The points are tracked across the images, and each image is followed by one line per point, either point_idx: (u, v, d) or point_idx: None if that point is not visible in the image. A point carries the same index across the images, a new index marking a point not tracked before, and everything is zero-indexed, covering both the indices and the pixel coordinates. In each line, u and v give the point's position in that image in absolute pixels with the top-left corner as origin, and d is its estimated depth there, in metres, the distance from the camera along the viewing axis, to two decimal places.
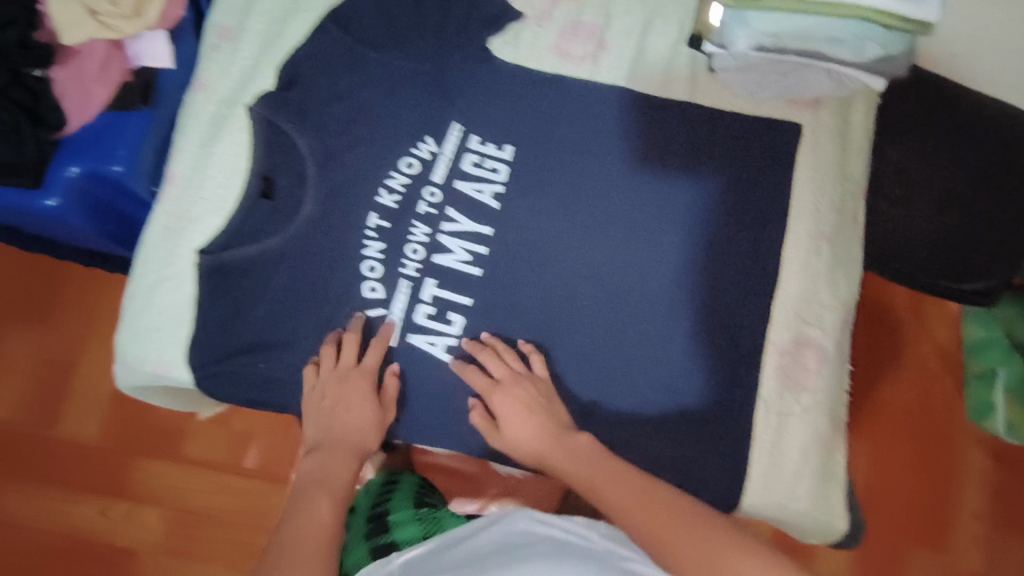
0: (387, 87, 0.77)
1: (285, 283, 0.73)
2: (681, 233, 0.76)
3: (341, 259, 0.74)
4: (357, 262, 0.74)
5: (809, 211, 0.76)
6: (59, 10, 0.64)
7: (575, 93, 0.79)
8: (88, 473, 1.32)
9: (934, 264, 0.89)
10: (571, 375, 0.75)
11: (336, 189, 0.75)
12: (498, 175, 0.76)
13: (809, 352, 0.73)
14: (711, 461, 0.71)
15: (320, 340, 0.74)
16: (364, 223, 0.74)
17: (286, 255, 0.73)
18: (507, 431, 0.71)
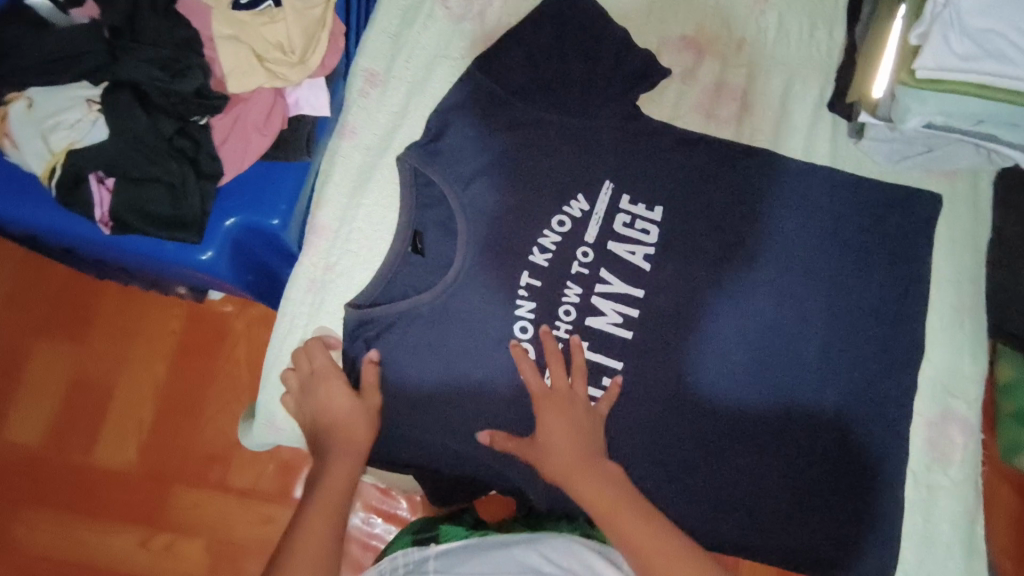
0: (539, 141, 0.75)
1: (437, 342, 0.70)
2: (829, 301, 0.75)
3: (492, 318, 0.71)
4: (510, 322, 0.71)
5: (948, 283, 0.79)
6: (231, 56, 0.66)
7: (724, 152, 0.78)
8: (123, 502, 1.12)
9: None
10: (720, 445, 0.72)
11: (486, 246, 0.72)
12: (649, 236, 0.75)
13: (954, 425, 0.76)
14: (859, 527, 0.72)
15: (469, 402, 0.71)
16: (518, 281, 0.72)
17: (440, 312, 0.70)
18: (543, 448, 0.68)
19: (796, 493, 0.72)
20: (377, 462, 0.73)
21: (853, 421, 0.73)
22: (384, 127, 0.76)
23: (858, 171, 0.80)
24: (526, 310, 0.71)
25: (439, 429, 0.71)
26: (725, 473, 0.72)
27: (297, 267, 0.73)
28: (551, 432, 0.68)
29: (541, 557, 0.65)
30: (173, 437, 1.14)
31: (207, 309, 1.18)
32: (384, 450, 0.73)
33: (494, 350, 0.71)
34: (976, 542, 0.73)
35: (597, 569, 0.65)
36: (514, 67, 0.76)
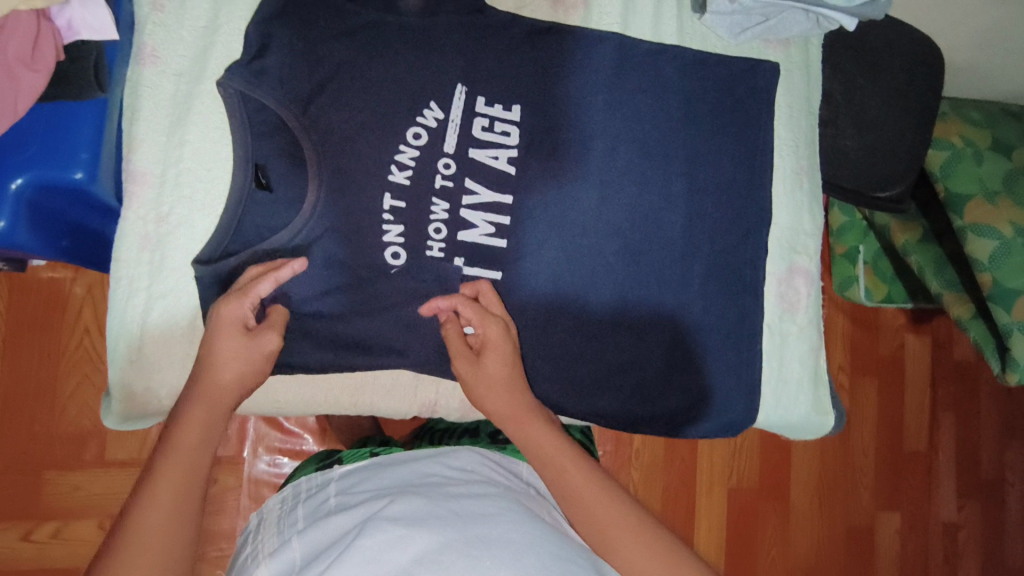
0: (380, 47, 0.68)
1: (306, 281, 0.66)
2: (686, 180, 0.78)
3: (361, 245, 0.67)
4: (378, 250, 0.67)
5: (790, 148, 0.83)
6: None
7: (575, 40, 0.76)
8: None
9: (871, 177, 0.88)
10: (602, 333, 0.75)
11: (340, 170, 0.66)
12: (510, 138, 0.72)
13: (799, 278, 0.82)
14: (731, 384, 0.78)
15: (352, 334, 0.68)
16: (382, 204, 0.67)
17: (307, 249, 0.66)
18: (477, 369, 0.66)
19: (679, 367, 0.77)
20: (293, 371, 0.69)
21: (719, 292, 0.78)
22: (192, 46, 0.65)
23: (703, 47, 0.81)
24: (394, 235, 0.68)
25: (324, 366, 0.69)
26: (609, 359, 0.75)
27: (121, 224, 0.63)
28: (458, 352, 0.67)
29: (437, 464, 0.67)
30: (27, 423, 1.01)
31: (32, 278, 1.03)
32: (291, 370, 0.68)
33: (367, 280, 0.68)
34: (823, 374, 0.83)
35: (495, 474, 0.68)
36: None
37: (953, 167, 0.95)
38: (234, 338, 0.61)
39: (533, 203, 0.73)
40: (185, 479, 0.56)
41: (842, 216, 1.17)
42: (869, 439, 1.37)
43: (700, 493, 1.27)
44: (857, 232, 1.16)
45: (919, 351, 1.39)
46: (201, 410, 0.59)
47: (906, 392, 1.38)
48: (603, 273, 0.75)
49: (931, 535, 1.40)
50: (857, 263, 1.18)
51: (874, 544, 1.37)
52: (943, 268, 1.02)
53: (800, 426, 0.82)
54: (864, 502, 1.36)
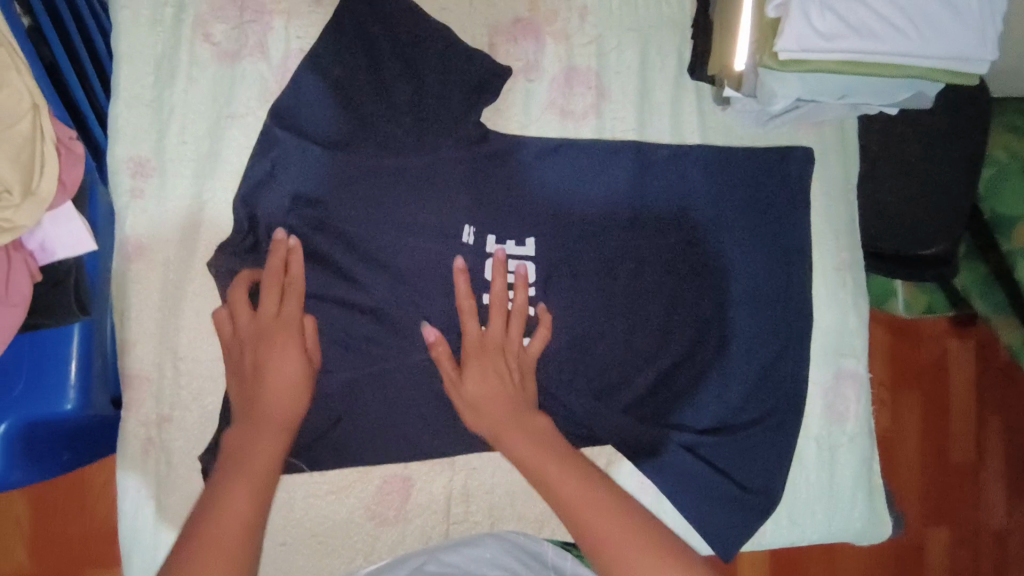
0: (379, 201, 0.63)
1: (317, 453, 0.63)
2: (718, 293, 0.72)
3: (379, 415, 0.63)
4: (396, 416, 0.63)
5: (831, 241, 0.76)
6: None
7: (587, 154, 0.70)
8: None
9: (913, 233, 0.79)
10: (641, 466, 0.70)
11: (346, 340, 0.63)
12: (527, 275, 0.67)
13: (848, 382, 0.76)
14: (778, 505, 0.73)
15: (376, 495, 0.66)
16: (399, 373, 0.63)
17: (321, 428, 0.62)
18: (467, 388, 0.61)
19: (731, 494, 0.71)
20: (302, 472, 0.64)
21: (761, 415, 0.72)
22: (179, 226, 0.61)
23: (728, 140, 0.74)
24: (410, 398, 0.63)
25: (348, 534, 0.66)
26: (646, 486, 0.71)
27: (122, 428, 0.60)
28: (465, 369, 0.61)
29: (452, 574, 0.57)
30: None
31: None
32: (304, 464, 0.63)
33: (384, 451, 0.64)
34: (875, 482, 0.77)
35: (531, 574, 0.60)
36: (325, 115, 0.63)
37: (1000, 186, 0.86)
38: (288, 353, 0.57)
39: (557, 340, 0.68)
40: (252, 510, 0.51)
41: None
42: (913, 455, 1.20)
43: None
44: None
45: (967, 359, 1.22)
46: (268, 433, 0.55)
47: (952, 403, 1.21)
48: (638, 404, 0.70)
49: (984, 552, 1.21)
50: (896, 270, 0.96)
51: (924, 558, 1.20)
52: (993, 288, 0.90)
53: (855, 538, 0.76)
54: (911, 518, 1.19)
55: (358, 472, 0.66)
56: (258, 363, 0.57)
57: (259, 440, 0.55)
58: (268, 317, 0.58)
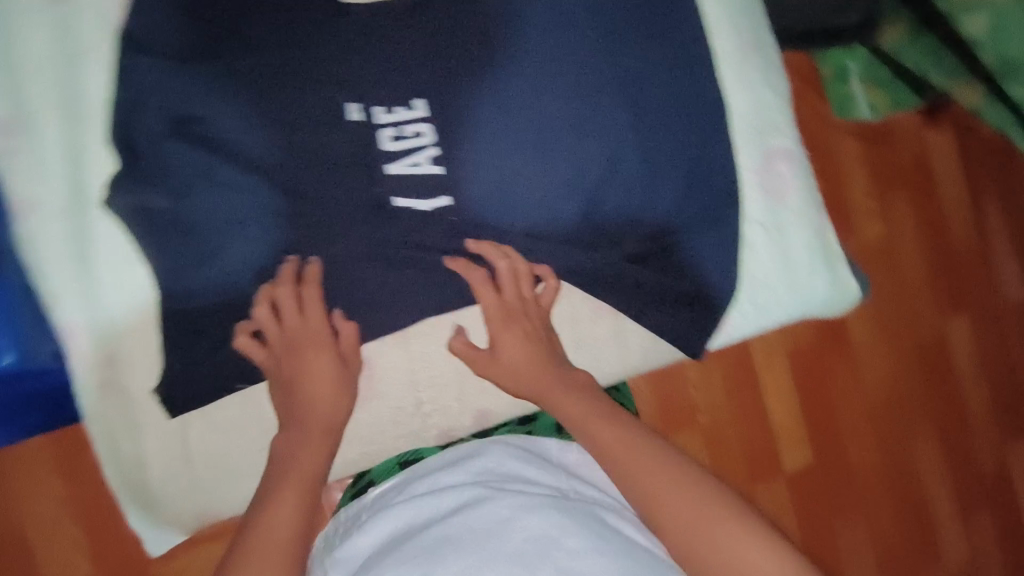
0: (260, 98, 0.63)
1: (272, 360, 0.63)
2: (624, 104, 0.71)
3: (321, 305, 0.65)
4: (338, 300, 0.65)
5: (726, 24, 0.74)
6: None
7: (454, 4, 0.68)
8: None
9: None
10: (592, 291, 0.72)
11: (267, 242, 0.63)
12: (425, 137, 0.67)
13: (778, 158, 0.76)
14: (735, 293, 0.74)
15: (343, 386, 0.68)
16: (329, 263, 0.65)
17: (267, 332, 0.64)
18: (500, 353, 0.68)
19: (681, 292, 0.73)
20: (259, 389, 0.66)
21: (694, 213, 0.73)
22: (66, 179, 0.62)
23: None
24: (347, 279, 0.66)
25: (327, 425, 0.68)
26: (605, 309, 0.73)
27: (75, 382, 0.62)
28: (502, 342, 0.68)
29: (469, 475, 0.63)
30: None
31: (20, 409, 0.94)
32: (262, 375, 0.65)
33: (338, 338, 0.66)
34: (832, 249, 0.77)
35: (546, 471, 0.64)
36: (179, 29, 0.62)
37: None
38: (328, 366, 0.64)
39: (477, 192, 0.68)
40: (301, 516, 0.58)
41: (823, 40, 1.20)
42: (912, 248, 1.40)
43: (796, 348, 1.30)
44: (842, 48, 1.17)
45: (937, 147, 1.42)
46: (312, 437, 0.63)
47: (933, 180, 1.42)
48: (577, 233, 0.71)
49: (996, 322, 1.46)
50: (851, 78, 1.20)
51: (944, 343, 1.42)
52: (942, 59, 0.91)
53: (824, 307, 0.78)
54: (927, 314, 1.40)
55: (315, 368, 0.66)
56: (289, 371, 0.63)
57: (304, 445, 0.62)
58: (274, 334, 0.63)
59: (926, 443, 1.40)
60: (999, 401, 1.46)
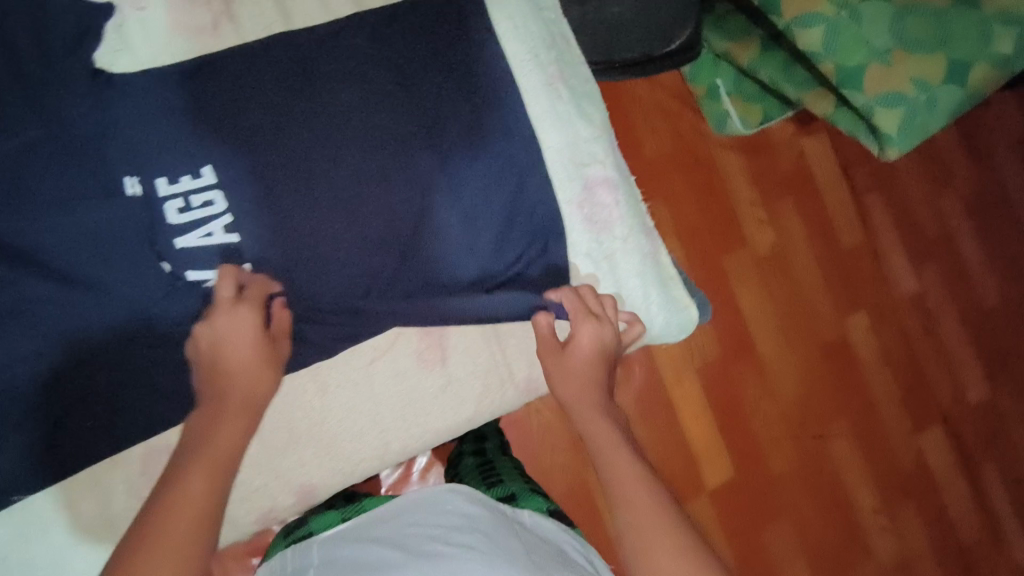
0: (24, 181, 0.59)
1: (63, 452, 0.60)
2: (431, 151, 0.69)
3: (113, 392, 0.61)
4: (133, 387, 0.62)
5: (530, 60, 0.74)
6: None
7: (237, 64, 0.65)
8: None
9: None
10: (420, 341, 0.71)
11: (45, 331, 0.59)
12: (216, 205, 0.64)
13: (599, 188, 0.75)
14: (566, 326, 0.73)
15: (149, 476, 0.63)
16: (117, 348, 0.61)
17: (55, 423, 0.60)
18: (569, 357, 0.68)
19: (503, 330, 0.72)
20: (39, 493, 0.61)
21: (512, 253, 0.72)
22: None
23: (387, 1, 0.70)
24: (143, 360, 0.62)
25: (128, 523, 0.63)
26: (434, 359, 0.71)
27: None
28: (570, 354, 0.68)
29: (428, 520, 0.59)
30: None
31: None
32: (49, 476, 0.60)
33: (136, 426, 0.62)
34: (666, 274, 0.77)
35: (501, 521, 0.59)
36: None
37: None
38: (254, 339, 0.60)
39: (282, 253, 0.65)
40: (209, 494, 0.52)
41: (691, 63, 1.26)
42: (808, 255, 1.37)
43: (703, 367, 1.26)
44: (710, 65, 1.23)
45: (817, 151, 1.39)
46: (232, 415, 0.58)
47: (819, 185, 1.38)
48: (397, 285, 0.69)
49: (901, 314, 1.43)
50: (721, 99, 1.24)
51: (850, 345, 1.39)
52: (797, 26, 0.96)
53: (665, 333, 0.78)
54: (827, 320, 1.37)
55: (112, 458, 0.62)
56: (218, 338, 0.60)
57: (219, 427, 0.57)
58: (231, 303, 0.61)
59: (849, 447, 1.36)
60: (914, 395, 1.42)
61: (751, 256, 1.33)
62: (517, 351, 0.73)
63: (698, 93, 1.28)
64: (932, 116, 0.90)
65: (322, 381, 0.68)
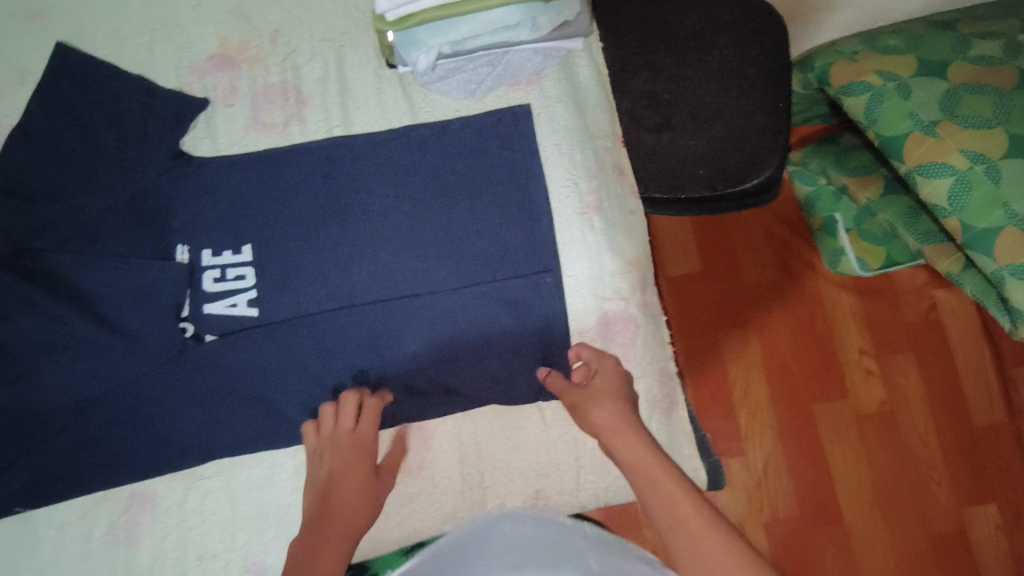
0: (97, 234, 0.69)
1: (67, 473, 0.67)
2: (454, 261, 0.72)
3: (121, 431, 0.68)
4: (138, 429, 0.68)
5: (568, 187, 0.74)
6: None
7: (296, 161, 0.73)
8: None
9: (731, 161, 0.80)
10: (405, 441, 0.71)
11: (78, 364, 0.67)
12: (245, 280, 0.70)
13: (617, 324, 0.72)
14: (553, 458, 0.70)
15: (127, 514, 0.68)
16: (134, 392, 0.68)
17: (69, 448, 0.67)
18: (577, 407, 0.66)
19: (487, 454, 0.70)
20: (30, 508, 0.67)
21: (511, 372, 0.71)
22: None
23: (441, 116, 0.75)
24: (152, 408, 0.69)
25: (101, 552, 0.67)
26: (412, 461, 0.70)
27: None
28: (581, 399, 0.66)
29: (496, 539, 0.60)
30: None
31: None
32: (50, 493, 0.67)
33: (131, 466, 0.68)
34: (676, 427, 0.72)
35: (557, 534, 0.61)
36: (32, 169, 0.69)
37: (877, 109, 0.82)
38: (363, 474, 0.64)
39: (291, 325, 0.70)
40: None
41: (807, 186, 1.15)
42: (926, 425, 1.19)
43: (770, 524, 1.15)
44: (826, 198, 1.13)
45: (958, 306, 1.22)
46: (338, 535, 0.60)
47: (959, 357, 1.21)
48: (394, 383, 0.70)
49: None
50: (837, 234, 1.14)
51: (972, 546, 1.15)
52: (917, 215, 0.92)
53: None
54: (940, 496, 1.16)
55: (103, 491, 0.68)
56: (333, 468, 0.64)
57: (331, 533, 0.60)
58: (347, 432, 0.65)
59: None
60: None
61: (864, 405, 1.19)
62: (496, 479, 0.70)
63: (816, 223, 1.18)
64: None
65: (302, 464, 0.69)
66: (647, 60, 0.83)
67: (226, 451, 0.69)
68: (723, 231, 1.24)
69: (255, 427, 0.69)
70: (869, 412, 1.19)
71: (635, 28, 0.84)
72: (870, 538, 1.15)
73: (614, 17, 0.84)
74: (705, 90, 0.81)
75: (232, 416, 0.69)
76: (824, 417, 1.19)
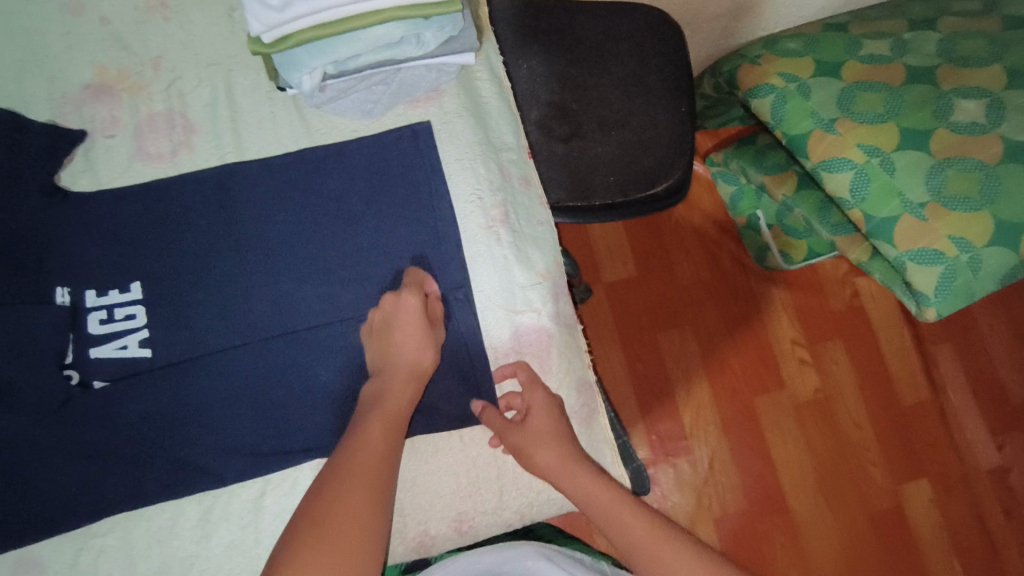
0: None
1: None
2: (360, 284, 0.70)
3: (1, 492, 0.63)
4: (21, 489, 0.63)
5: (472, 202, 0.73)
6: None
7: (185, 191, 0.70)
8: None
9: (637, 169, 0.81)
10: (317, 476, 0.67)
11: None
12: (135, 319, 0.66)
13: (530, 337, 0.71)
14: (473, 477, 0.69)
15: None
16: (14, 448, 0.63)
17: None
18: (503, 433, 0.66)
19: (405, 480, 0.68)
20: None
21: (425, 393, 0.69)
22: None
23: (338, 137, 0.73)
24: (35, 464, 0.63)
25: None
26: None
27: None
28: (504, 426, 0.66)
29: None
30: None
31: None
32: None
33: (15, 529, 0.63)
34: (596, 435, 0.72)
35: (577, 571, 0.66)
36: None
37: (782, 109, 0.85)
38: (417, 317, 0.65)
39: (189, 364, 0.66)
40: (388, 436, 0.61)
41: (730, 186, 1.19)
42: (858, 408, 1.22)
43: (719, 520, 1.16)
44: (748, 197, 1.17)
45: (876, 292, 1.26)
46: (401, 379, 0.65)
47: (882, 339, 1.25)
48: (303, 418, 0.67)
49: (975, 491, 1.20)
50: (760, 231, 1.18)
51: (909, 523, 1.19)
52: (826, 211, 0.95)
53: None
54: (877, 477, 1.20)
55: None
56: (388, 323, 0.66)
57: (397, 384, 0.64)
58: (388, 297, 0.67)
59: None
60: None
61: (798, 395, 1.22)
62: (416, 505, 0.68)
63: (742, 220, 1.21)
64: (978, 279, 0.75)
65: (209, 509, 0.66)
66: (549, 72, 0.83)
67: (123, 502, 0.64)
68: (652, 234, 1.26)
69: (153, 474, 0.65)
70: (803, 401, 1.22)
71: (535, 39, 0.83)
72: (815, 525, 1.17)
73: (514, 28, 0.83)
74: (609, 100, 0.82)
75: (127, 464, 0.65)
76: (761, 409, 1.21)
